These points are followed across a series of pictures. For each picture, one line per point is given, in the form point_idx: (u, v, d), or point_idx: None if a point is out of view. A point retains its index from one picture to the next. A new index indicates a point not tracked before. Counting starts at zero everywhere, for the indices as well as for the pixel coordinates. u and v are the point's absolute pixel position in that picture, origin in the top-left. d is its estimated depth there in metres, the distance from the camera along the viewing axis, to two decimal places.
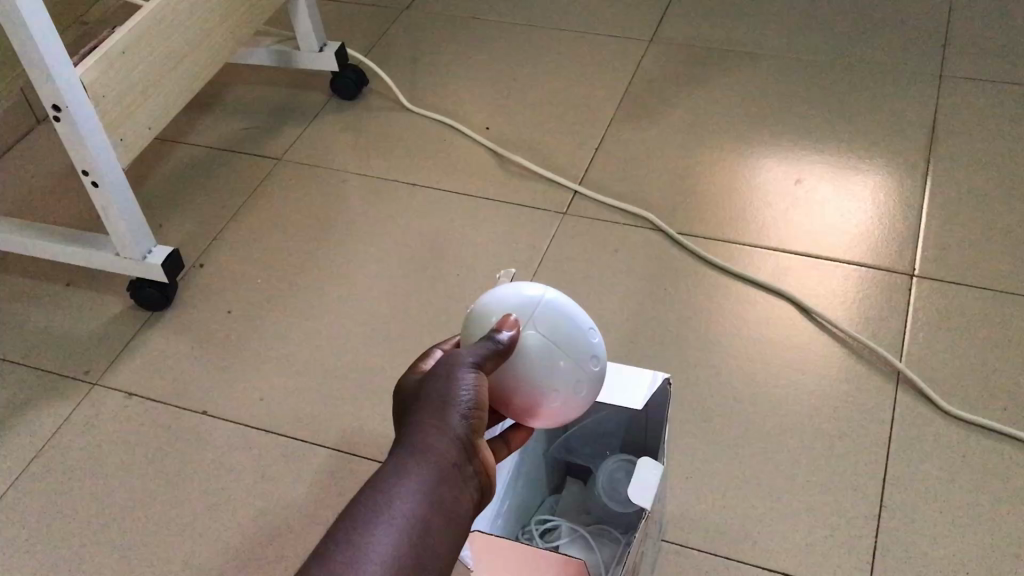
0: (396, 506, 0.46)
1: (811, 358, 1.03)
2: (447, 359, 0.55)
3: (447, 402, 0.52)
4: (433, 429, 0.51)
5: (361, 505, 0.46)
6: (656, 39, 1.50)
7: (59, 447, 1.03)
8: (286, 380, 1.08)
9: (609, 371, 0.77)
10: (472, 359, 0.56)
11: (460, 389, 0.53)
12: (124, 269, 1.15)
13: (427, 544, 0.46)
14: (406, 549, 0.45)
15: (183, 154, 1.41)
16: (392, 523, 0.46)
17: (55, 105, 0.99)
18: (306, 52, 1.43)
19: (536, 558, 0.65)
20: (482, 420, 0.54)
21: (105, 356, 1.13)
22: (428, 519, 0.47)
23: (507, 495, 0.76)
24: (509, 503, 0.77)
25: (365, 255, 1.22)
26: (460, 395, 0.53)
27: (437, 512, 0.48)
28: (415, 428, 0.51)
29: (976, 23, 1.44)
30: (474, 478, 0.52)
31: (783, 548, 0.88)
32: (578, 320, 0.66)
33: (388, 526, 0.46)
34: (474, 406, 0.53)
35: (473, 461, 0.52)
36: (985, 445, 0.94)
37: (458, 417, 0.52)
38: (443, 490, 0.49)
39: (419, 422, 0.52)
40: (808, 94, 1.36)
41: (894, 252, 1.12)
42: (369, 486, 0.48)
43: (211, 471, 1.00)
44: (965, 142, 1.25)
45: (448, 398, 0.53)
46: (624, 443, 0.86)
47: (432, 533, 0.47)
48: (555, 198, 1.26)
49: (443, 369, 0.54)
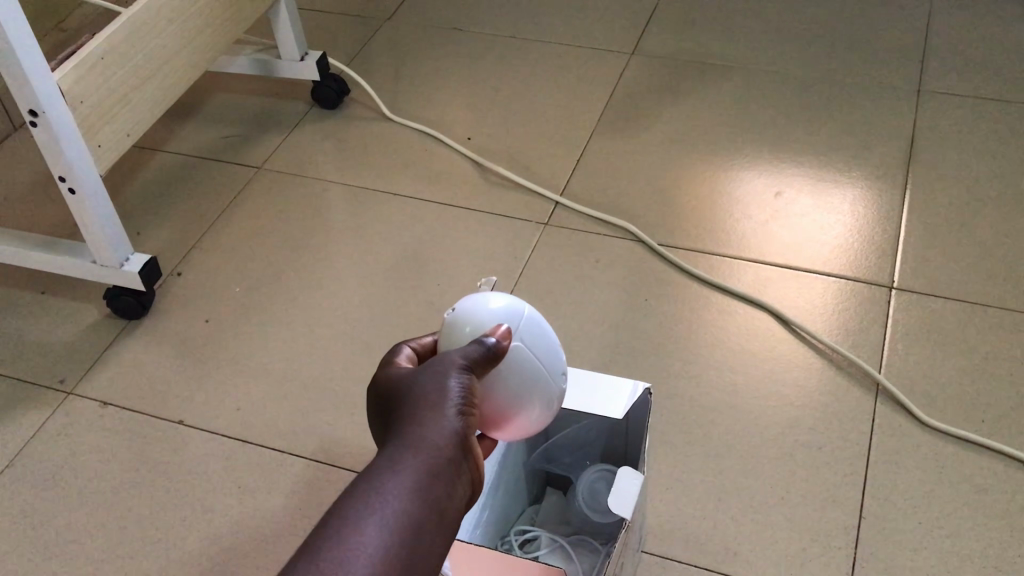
0: (387, 505, 0.46)
1: (791, 369, 1.03)
2: (439, 356, 0.55)
3: (441, 398, 0.52)
4: (426, 426, 0.50)
5: (351, 503, 0.46)
6: (637, 52, 1.51)
7: (32, 456, 1.02)
8: (264, 389, 1.07)
9: (589, 379, 0.77)
10: (463, 358, 0.55)
11: (451, 387, 0.53)
12: (101, 277, 1.14)
13: (418, 544, 0.46)
14: (395, 550, 0.45)
15: (162, 162, 1.40)
16: (382, 522, 0.45)
17: (32, 110, 0.97)
18: (286, 61, 1.42)
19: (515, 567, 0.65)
20: (474, 417, 0.53)
21: (80, 365, 1.11)
22: (421, 519, 0.47)
23: (487, 505, 0.76)
24: (490, 513, 0.77)
25: (345, 264, 1.21)
26: (452, 392, 0.53)
27: (429, 511, 0.47)
28: (407, 424, 0.51)
29: (953, 39, 1.46)
30: (468, 475, 0.51)
31: (764, 558, 0.88)
32: (554, 337, 0.67)
33: (378, 525, 0.45)
34: (467, 403, 0.53)
35: (468, 459, 0.52)
36: (964, 456, 0.94)
37: (451, 413, 0.52)
38: (435, 488, 0.48)
39: (412, 419, 0.51)
40: (787, 107, 1.37)
41: (874, 264, 1.13)
42: (360, 483, 0.47)
43: (186, 482, 0.98)
44: (942, 156, 1.26)
45: (442, 395, 0.52)
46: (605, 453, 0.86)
47: (424, 534, 0.47)
48: (536, 208, 1.26)
49: (436, 366, 0.54)
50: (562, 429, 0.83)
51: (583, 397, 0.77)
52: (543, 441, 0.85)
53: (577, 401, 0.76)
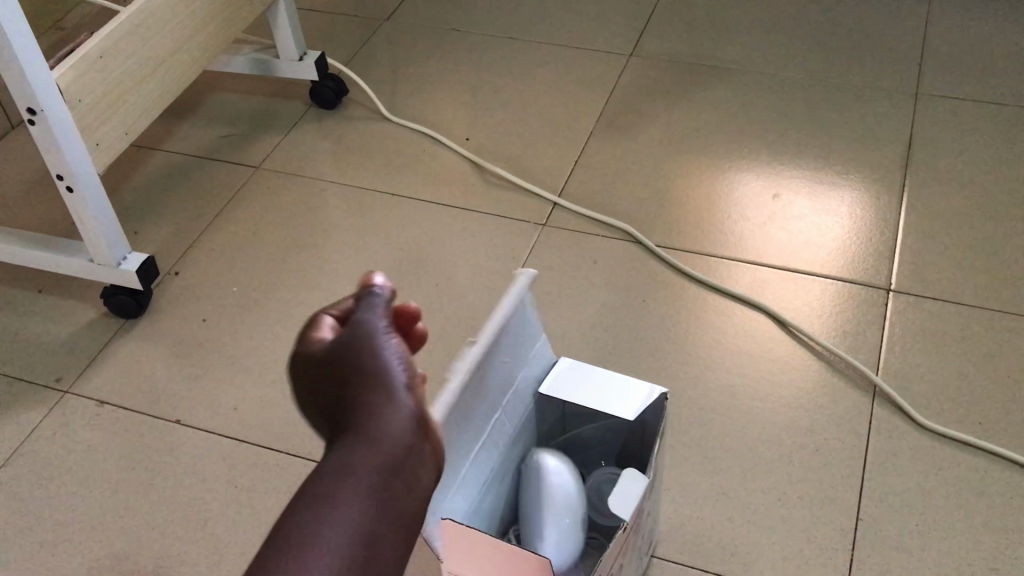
0: (343, 511, 0.38)
1: (788, 371, 1.03)
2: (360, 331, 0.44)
3: (380, 375, 0.42)
4: (373, 413, 0.41)
5: (300, 517, 0.37)
6: (635, 53, 1.51)
7: (28, 455, 1.02)
8: (262, 389, 1.07)
9: (603, 377, 0.77)
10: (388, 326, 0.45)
11: (387, 359, 0.43)
12: (98, 276, 1.14)
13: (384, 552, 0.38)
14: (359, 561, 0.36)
15: (160, 161, 1.39)
16: (341, 530, 0.37)
17: (30, 108, 0.97)
18: (285, 60, 1.42)
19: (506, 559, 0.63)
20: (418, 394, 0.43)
21: (77, 364, 1.11)
22: (387, 521, 0.38)
23: (489, 492, 0.74)
24: (492, 500, 0.75)
25: (343, 264, 1.21)
26: (389, 363, 0.43)
27: (395, 513, 0.39)
28: (348, 417, 0.41)
29: (951, 42, 1.46)
30: (432, 466, 0.42)
31: (761, 559, 0.88)
32: None
33: (335, 535, 0.37)
34: (410, 373, 0.43)
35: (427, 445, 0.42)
36: (960, 458, 0.94)
37: (400, 390, 0.42)
38: (396, 484, 0.40)
39: (353, 407, 0.42)
40: (786, 109, 1.37)
41: (871, 267, 1.13)
42: (308, 493, 0.39)
43: (183, 481, 0.98)
44: (940, 158, 1.26)
45: (379, 369, 0.42)
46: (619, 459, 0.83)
47: (393, 537, 0.38)
48: (534, 209, 1.26)
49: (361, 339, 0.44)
50: (576, 428, 0.82)
51: (601, 394, 0.76)
52: (558, 435, 0.83)
53: (591, 399, 0.76)
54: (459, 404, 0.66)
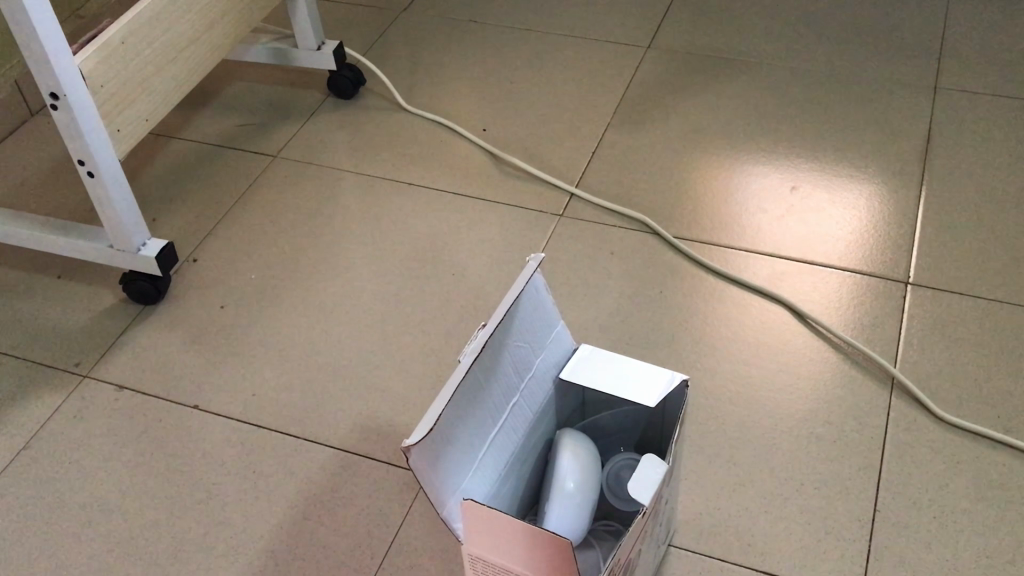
0: None
1: (805, 363, 1.03)
2: None
3: None
4: None
5: None
6: (653, 46, 1.50)
7: (49, 438, 1.02)
8: (279, 375, 1.07)
9: (630, 364, 0.76)
10: None
11: None
12: (118, 262, 1.15)
13: None
14: None
15: (179, 148, 1.40)
16: None
17: (53, 93, 0.98)
18: (304, 50, 1.42)
19: (515, 552, 0.63)
20: None
21: (96, 349, 1.12)
22: None
23: (508, 474, 0.74)
24: (512, 480, 0.75)
25: (360, 253, 1.21)
26: None
27: None
28: None
29: (973, 37, 1.45)
30: None
31: (779, 549, 0.88)
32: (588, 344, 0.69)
33: None
34: None
35: None
36: (979, 452, 0.94)
37: None
38: None
39: None
40: (804, 103, 1.37)
41: (888, 260, 1.13)
42: None
43: (201, 465, 0.99)
44: (960, 152, 1.25)
45: None
46: (637, 444, 0.83)
47: None
48: (551, 199, 1.26)
49: None
50: (597, 414, 0.82)
51: (621, 379, 0.75)
52: (578, 421, 0.83)
53: (608, 385, 0.75)
54: (469, 385, 0.67)
